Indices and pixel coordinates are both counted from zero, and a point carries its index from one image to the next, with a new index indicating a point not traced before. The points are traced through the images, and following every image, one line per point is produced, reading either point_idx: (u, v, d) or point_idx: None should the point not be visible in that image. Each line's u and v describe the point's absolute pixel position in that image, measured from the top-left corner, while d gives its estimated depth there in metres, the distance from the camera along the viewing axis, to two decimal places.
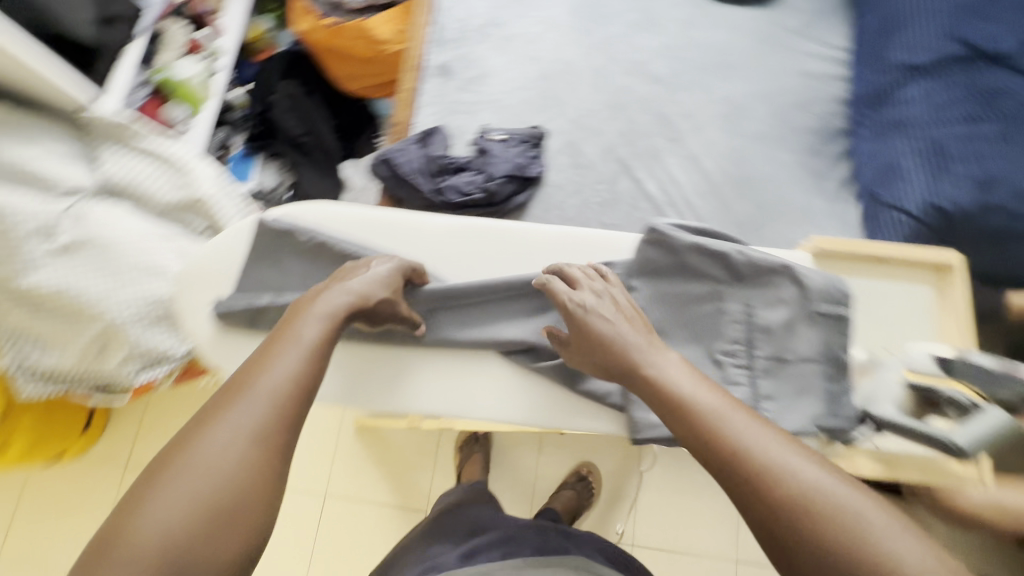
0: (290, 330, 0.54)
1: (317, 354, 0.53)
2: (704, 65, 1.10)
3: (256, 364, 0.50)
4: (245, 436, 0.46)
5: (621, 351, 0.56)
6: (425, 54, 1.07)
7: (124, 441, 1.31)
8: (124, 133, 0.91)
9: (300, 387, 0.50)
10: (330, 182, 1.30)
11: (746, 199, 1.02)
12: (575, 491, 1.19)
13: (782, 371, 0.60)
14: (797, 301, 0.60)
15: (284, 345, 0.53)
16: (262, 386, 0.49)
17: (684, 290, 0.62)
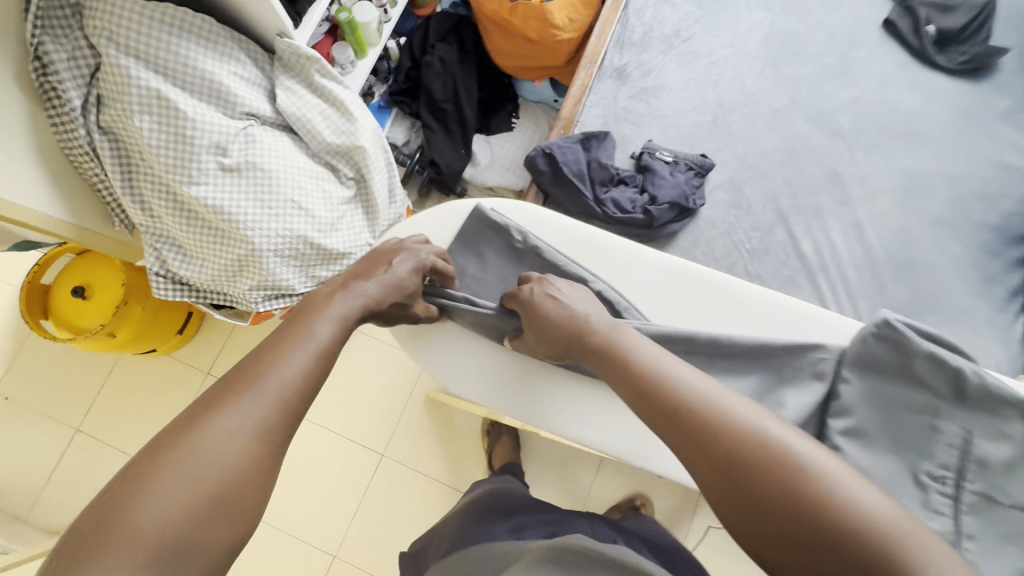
0: (301, 326, 0.53)
1: (328, 353, 0.52)
2: (894, 130, 1.01)
3: (261, 357, 0.48)
4: (249, 430, 0.44)
5: (571, 342, 0.59)
6: (604, 52, 1.04)
7: (208, 352, 1.35)
8: (309, 67, 0.92)
9: (308, 387, 0.49)
10: (461, 154, 1.30)
11: (902, 284, 0.93)
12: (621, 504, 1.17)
13: (993, 513, 0.56)
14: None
15: (294, 341, 0.50)
16: (271, 378, 0.47)
17: (902, 398, 0.61)
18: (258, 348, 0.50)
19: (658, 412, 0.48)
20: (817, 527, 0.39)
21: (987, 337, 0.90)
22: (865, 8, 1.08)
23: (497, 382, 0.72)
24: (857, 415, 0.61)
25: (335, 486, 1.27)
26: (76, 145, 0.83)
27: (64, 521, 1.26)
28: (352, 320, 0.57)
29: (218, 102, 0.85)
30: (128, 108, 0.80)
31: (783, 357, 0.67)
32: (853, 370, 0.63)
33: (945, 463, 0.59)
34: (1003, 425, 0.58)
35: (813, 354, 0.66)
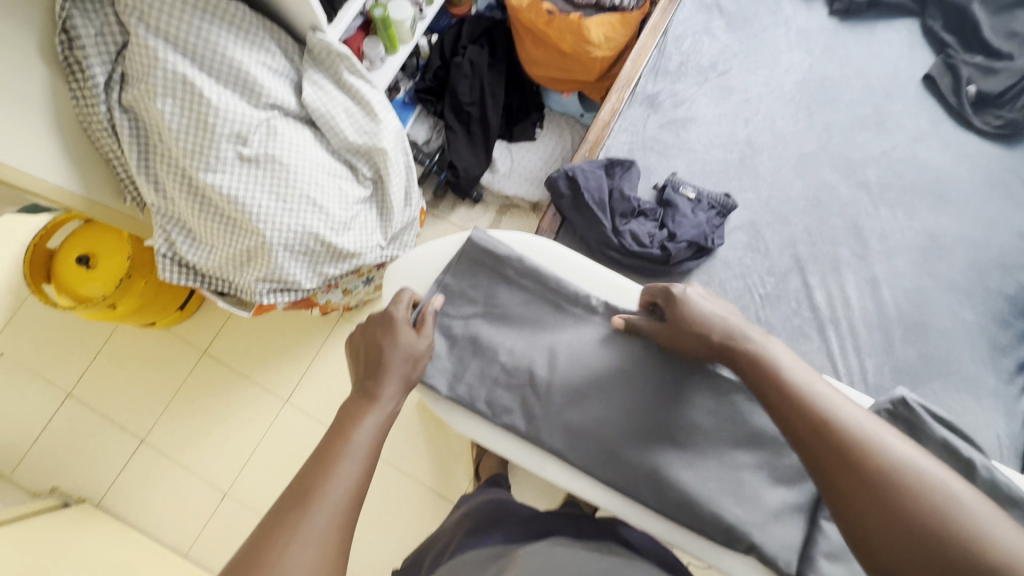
0: (344, 438, 0.53)
1: (369, 459, 0.52)
2: (921, 188, 1.00)
3: (314, 472, 0.49)
4: (318, 544, 0.44)
5: (717, 340, 0.63)
6: (638, 77, 1.03)
7: (207, 331, 1.35)
8: (338, 63, 0.91)
9: (362, 490, 0.50)
10: (481, 160, 1.28)
11: (912, 345, 0.91)
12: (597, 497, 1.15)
13: None
14: None
15: (340, 453, 0.51)
16: (331, 488, 0.48)
17: None
18: (303, 467, 0.50)
19: (776, 405, 0.56)
20: (913, 512, 0.46)
21: (992, 410, 0.88)
22: (906, 60, 1.06)
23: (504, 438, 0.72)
24: None
25: None
26: (95, 121, 0.82)
27: (48, 485, 1.26)
28: (388, 425, 0.57)
29: (243, 92, 0.84)
30: (152, 89, 0.79)
31: None
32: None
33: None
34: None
35: None
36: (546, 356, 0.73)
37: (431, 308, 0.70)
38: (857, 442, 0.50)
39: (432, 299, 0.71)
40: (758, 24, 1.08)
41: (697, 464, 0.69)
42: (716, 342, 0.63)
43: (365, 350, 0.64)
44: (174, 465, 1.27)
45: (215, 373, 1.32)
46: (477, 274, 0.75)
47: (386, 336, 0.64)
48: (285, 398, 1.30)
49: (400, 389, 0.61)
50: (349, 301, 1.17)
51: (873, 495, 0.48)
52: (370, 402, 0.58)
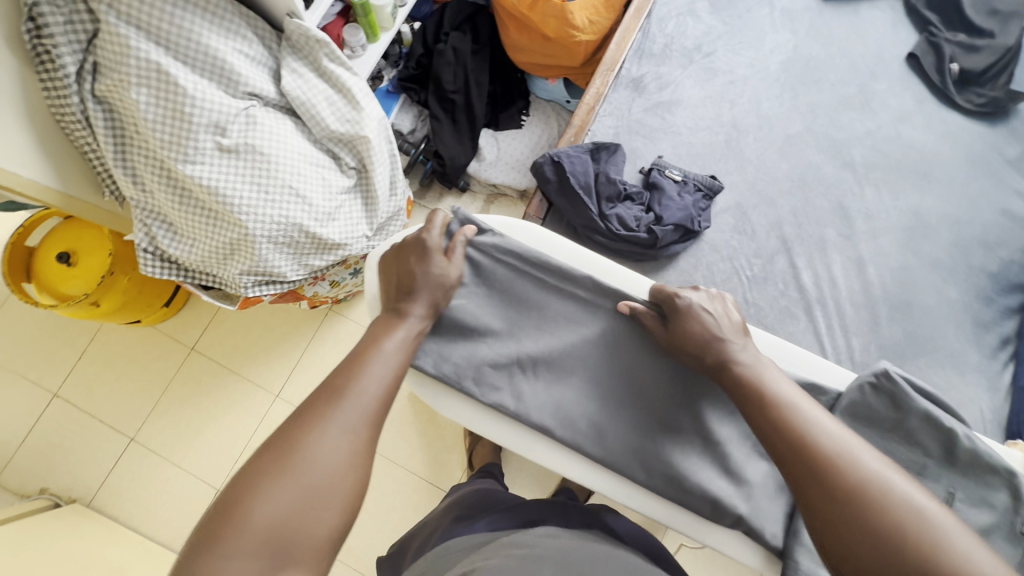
0: (375, 346, 0.58)
1: (398, 365, 0.58)
2: (905, 167, 1.00)
3: (347, 371, 0.54)
4: (350, 433, 0.50)
5: (711, 361, 0.63)
6: (622, 61, 1.02)
7: (194, 327, 1.33)
8: (317, 50, 0.90)
9: (389, 393, 0.55)
10: (467, 148, 1.27)
11: (898, 323, 0.92)
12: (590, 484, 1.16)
13: None
14: (1005, 511, 0.59)
15: (371, 360, 0.56)
16: (362, 387, 0.53)
17: (891, 452, 0.63)
18: (338, 367, 0.55)
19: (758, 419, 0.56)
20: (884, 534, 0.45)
21: (976, 385, 0.89)
22: (889, 39, 1.06)
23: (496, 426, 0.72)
24: None
25: None
26: (68, 112, 0.80)
27: (37, 486, 1.25)
28: (415, 343, 0.63)
29: (220, 80, 0.83)
30: (125, 79, 0.77)
31: None
32: (844, 417, 0.65)
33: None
34: (985, 492, 0.61)
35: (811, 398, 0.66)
36: (534, 341, 0.73)
37: (462, 237, 0.71)
38: (830, 458, 0.50)
39: (465, 229, 0.72)
40: (743, 4, 1.07)
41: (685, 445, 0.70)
42: (708, 364, 0.64)
43: (399, 263, 0.68)
44: (165, 462, 1.26)
45: (204, 369, 1.31)
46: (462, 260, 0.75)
47: (421, 260, 0.67)
48: (275, 392, 1.29)
49: (427, 310, 0.66)
50: (336, 293, 1.16)
51: (842, 513, 0.47)
52: (400, 319, 0.63)
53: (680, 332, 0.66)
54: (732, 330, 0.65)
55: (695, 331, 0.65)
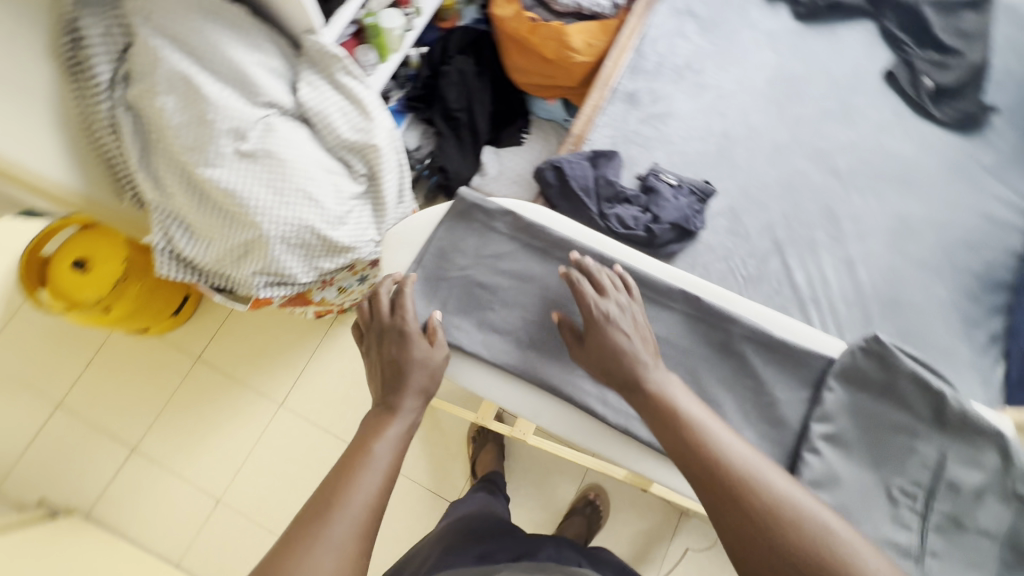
0: (367, 451, 0.59)
1: (391, 467, 0.59)
2: (888, 175, 1.06)
3: (329, 496, 0.55)
4: (336, 558, 0.51)
5: (614, 379, 0.65)
6: (618, 77, 1.09)
7: (200, 337, 1.35)
8: (332, 63, 0.95)
9: (380, 499, 0.56)
10: (471, 162, 1.35)
11: (890, 320, 0.96)
12: (585, 518, 1.19)
13: (957, 536, 0.61)
14: (996, 472, 0.62)
15: (358, 468, 0.57)
16: (349, 501, 0.54)
17: (882, 415, 0.66)
18: (330, 477, 0.57)
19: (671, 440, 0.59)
20: (791, 539, 0.50)
21: (969, 379, 0.93)
22: (867, 58, 1.13)
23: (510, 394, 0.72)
24: (838, 423, 0.66)
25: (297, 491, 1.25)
26: (97, 119, 0.85)
27: (36, 496, 1.24)
28: (408, 437, 0.63)
29: (242, 91, 0.88)
30: (155, 87, 0.83)
31: (775, 367, 0.70)
32: (838, 381, 0.67)
33: (917, 480, 0.63)
34: (978, 453, 0.63)
35: (806, 370, 0.69)
36: (541, 317, 0.75)
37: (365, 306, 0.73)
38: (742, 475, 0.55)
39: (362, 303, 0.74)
40: (729, 27, 1.14)
41: None
42: (612, 380, 0.65)
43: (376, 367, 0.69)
44: (167, 473, 1.26)
45: (209, 379, 1.32)
46: (466, 241, 0.78)
47: (419, 360, 0.67)
48: (280, 401, 1.30)
49: (419, 400, 0.65)
50: (343, 300, 1.20)
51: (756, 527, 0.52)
52: (391, 414, 0.63)
53: (597, 338, 0.66)
54: (628, 308, 0.68)
55: (608, 347, 0.65)
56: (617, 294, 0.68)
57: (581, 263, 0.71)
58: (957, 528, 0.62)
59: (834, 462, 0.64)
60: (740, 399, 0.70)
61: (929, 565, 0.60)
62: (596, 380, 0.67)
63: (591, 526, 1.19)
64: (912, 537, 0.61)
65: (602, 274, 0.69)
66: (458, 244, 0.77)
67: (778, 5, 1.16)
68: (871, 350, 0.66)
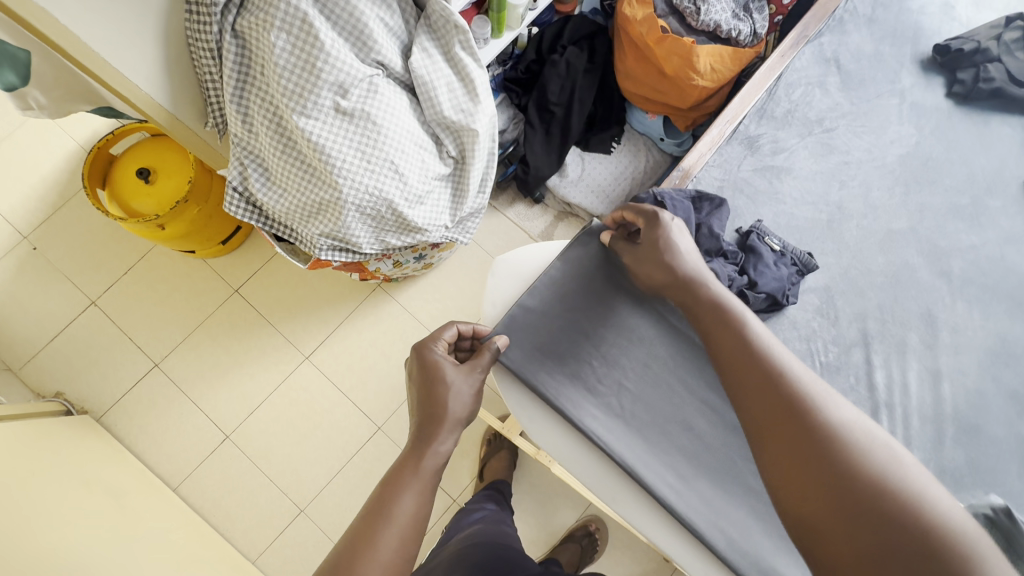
0: (393, 498, 0.57)
1: (419, 511, 0.57)
2: (1002, 291, 0.97)
3: (350, 556, 0.52)
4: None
5: (683, 278, 0.68)
6: (742, 116, 1.00)
7: (242, 270, 1.32)
8: (451, 33, 0.89)
9: (408, 549, 0.54)
10: (553, 161, 1.27)
11: (966, 449, 0.89)
12: (580, 547, 1.16)
13: None
14: None
15: (381, 522, 0.55)
16: (372, 560, 0.52)
17: None
18: (354, 526, 0.55)
19: (752, 387, 0.57)
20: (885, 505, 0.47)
21: None
22: (1015, 158, 1.02)
23: (578, 458, 0.72)
24: None
25: (304, 449, 1.24)
26: (201, 39, 0.80)
27: (53, 388, 1.24)
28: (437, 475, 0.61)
29: (354, 44, 0.82)
30: (269, 20, 0.77)
31: None
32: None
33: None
34: None
35: None
36: (637, 385, 0.73)
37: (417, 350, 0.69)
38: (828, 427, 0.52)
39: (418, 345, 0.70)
40: (874, 89, 1.05)
41: (746, 511, 0.69)
42: (681, 277, 0.68)
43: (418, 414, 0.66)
44: (182, 396, 1.26)
45: (242, 315, 1.30)
46: None
47: (455, 392, 0.65)
48: (306, 354, 1.28)
49: (453, 437, 0.64)
50: (394, 273, 1.16)
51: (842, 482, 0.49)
52: (422, 454, 0.61)
53: (649, 238, 0.71)
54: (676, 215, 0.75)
55: (672, 238, 0.69)
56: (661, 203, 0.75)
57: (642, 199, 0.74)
58: None
59: None
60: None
61: None
62: (662, 278, 0.70)
63: (584, 557, 1.16)
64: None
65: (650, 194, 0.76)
66: (560, 282, 0.76)
67: (933, 77, 1.06)
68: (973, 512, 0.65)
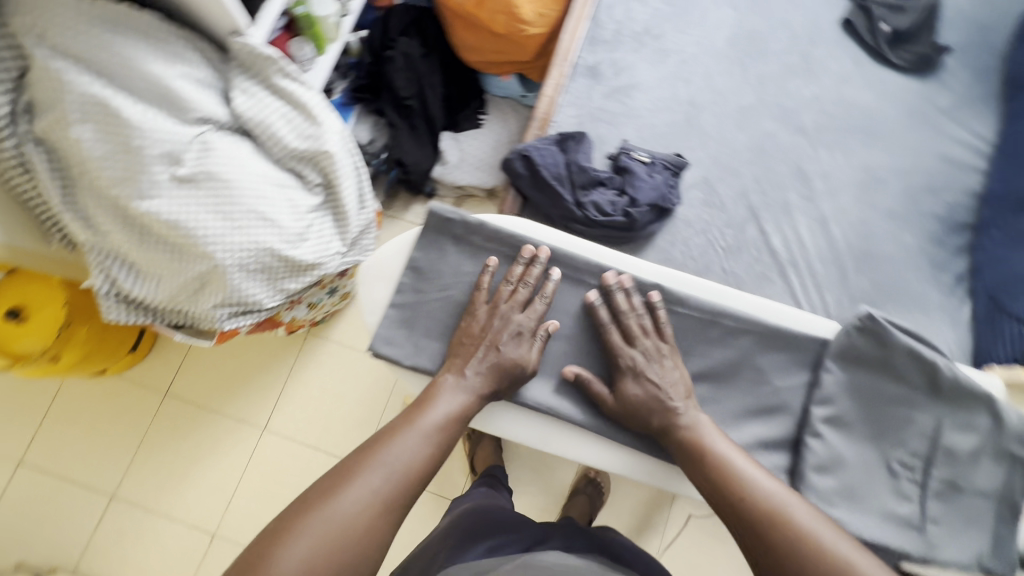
0: (420, 417, 0.67)
1: (435, 443, 0.66)
2: (852, 127, 1.06)
3: (381, 445, 0.64)
4: (336, 531, 0.56)
5: (656, 425, 0.70)
6: (576, 50, 1.03)
7: (165, 370, 1.26)
8: (266, 65, 0.86)
9: (420, 468, 0.64)
10: (428, 152, 1.28)
11: (865, 275, 0.98)
12: (588, 496, 1.20)
13: (955, 499, 0.67)
14: (988, 432, 0.68)
15: (381, 466, 0.62)
16: (394, 461, 0.62)
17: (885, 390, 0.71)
18: (389, 427, 0.66)
19: (715, 486, 0.65)
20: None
21: (941, 322, 0.98)
22: (823, 7, 1.11)
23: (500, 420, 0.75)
24: (837, 405, 0.71)
25: None
26: (7, 159, 0.77)
27: (12, 561, 1.17)
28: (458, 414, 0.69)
29: (168, 109, 0.80)
30: (67, 117, 0.75)
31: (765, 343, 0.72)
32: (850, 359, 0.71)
33: (915, 450, 0.69)
34: (971, 418, 0.69)
35: None
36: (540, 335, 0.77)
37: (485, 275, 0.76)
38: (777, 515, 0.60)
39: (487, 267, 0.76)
40: None
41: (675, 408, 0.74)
42: (653, 426, 0.70)
43: (472, 333, 0.73)
44: (152, 516, 1.20)
45: (182, 413, 1.25)
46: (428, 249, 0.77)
47: (506, 343, 0.72)
48: (262, 425, 1.25)
49: (487, 382, 0.71)
50: (314, 315, 1.14)
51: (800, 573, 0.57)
52: (451, 388, 0.70)
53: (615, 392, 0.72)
54: (654, 354, 0.73)
55: (639, 395, 0.71)
56: (637, 322, 0.74)
57: (605, 287, 0.77)
58: (955, 491, 0.68)
59: (837, 443, 0.70)
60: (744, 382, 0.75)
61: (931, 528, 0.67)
62: (627, 427, 0.72)
63: (594, 503, 1.20)
64: (914, 509, 0.67)
65: (534, 299, 0.75)
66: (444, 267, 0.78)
67: None
68: (866, 327, 0.71)
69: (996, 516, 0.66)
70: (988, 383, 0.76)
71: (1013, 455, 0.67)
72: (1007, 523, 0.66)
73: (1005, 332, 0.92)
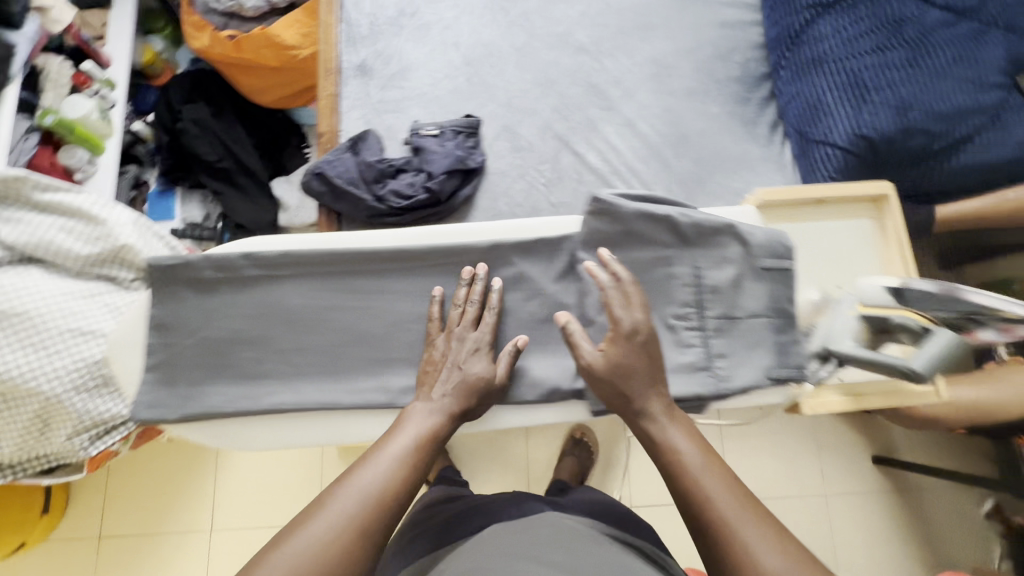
0: (392, 441, 0.64)
1: (414, 460, 0.63)
2: (627, 27, 1.09)
3: (358, 469, 0.61)
4: (305, 554, 0.53)
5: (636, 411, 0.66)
6: (338, 56, 1.03)
7: (92, 515, 1.22)
8: (19, 185, 0.83)
9: (397, 487, 0.60)
10: (262, 204, 1.23)
11: (684, 156, 1.02)
12: (577, 457, 1.21)
13: (732, 329, 0.76)
14: (741, 258, 0.76)
15: (351, 489, 0.58)
16: (368, 483, 0.59)
17: (640, 257, 0.77)
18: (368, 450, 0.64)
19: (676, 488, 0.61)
20: None
21: (768, 171, 1.03)
22: None
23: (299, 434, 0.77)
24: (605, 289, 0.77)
25: None
26: None
27: None
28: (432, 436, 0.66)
29: None
30: None
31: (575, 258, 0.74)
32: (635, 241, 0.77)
33: (684, 300, 0.76)
34: (722, 250, 0.76)
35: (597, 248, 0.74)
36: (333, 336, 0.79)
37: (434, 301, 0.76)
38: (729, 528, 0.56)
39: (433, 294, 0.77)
40: None
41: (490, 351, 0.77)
42: (615, 391, 0.68)
43: (433, 359, 0.73)
44: None
45: (123, 549, 1.20)
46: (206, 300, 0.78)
47: (467, 359, 0.72)
48: (208, 526, 1.21)
49: (459, 401, 0.70)
50: None
51: None
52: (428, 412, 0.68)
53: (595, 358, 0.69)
54: (630, 331, 0.69)
55: (613, 356, 0.68)
56: (618, 293, 0.70)
57: (605, 260, 0.73)
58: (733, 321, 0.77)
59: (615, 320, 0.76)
60: (518, 302, 0.78)
61: (718, 363, 0.75)
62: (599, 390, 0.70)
63: (585, 464, 1.21)
64: (698, 353, 0.75)
65: (460, 309, 0.76)
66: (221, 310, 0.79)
67: None
68: (598, 210, 0.76)
69: (773, 328, 0.76)
70: (747, 213, 0.83)
71: (767, 271, 0.75)
72: (782, 330, 0.76)
73: (814, 158, 0.95)
